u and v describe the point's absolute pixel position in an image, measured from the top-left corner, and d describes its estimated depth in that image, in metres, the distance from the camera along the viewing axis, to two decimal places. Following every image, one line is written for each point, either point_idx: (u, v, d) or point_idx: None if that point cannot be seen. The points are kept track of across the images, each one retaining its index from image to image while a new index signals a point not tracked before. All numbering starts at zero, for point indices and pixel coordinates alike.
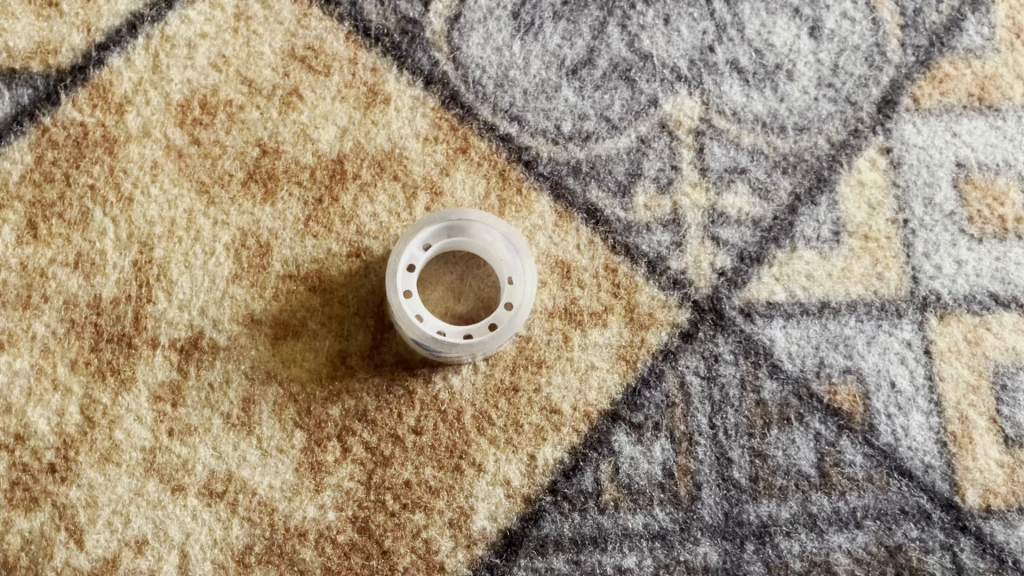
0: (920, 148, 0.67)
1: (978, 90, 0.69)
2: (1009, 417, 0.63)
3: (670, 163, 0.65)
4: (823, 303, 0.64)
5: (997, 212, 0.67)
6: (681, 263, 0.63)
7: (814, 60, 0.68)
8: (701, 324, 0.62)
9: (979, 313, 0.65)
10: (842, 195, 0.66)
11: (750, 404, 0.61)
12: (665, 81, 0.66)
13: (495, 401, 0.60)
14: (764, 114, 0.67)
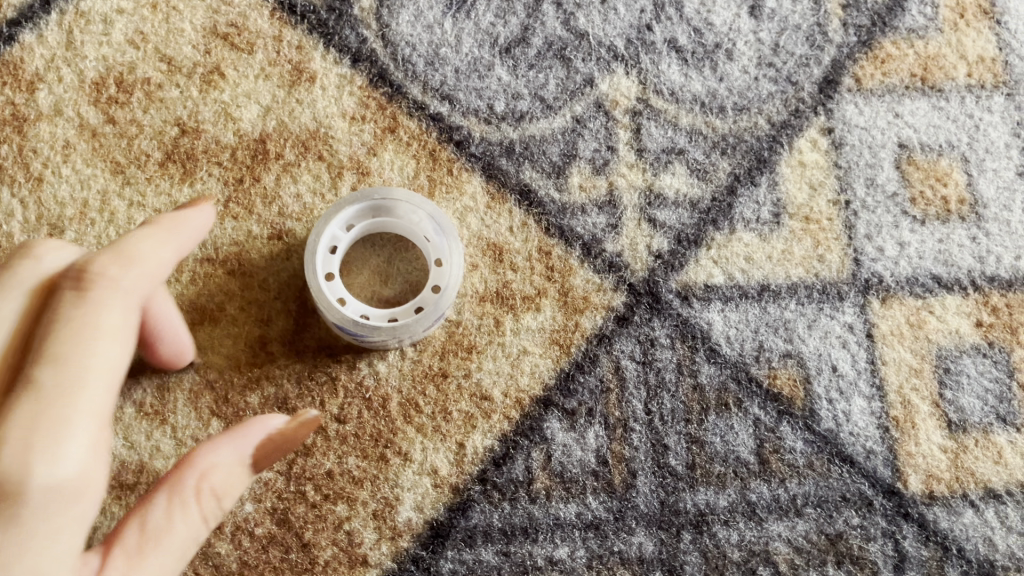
0: (862, 129, 0.66)
1: (921, 70, 0.68)
2: (953, 401, 0.62)
3: (606, 143, 0.63)
4: (763, 286, 0.62)
5: (940, 193, 0.66)
6: (617, 246, 0.61)
7: (754, 40, 0.67)
8: (636, 307, 0.60)
9: (922, 295, 0.64)
10: (783, 176, 0.64)
11: (687, 389, 0.60)
12: (601, 61, 0.65)
13: (422, 388, 0.58)
14: (703, 94, 0.65)
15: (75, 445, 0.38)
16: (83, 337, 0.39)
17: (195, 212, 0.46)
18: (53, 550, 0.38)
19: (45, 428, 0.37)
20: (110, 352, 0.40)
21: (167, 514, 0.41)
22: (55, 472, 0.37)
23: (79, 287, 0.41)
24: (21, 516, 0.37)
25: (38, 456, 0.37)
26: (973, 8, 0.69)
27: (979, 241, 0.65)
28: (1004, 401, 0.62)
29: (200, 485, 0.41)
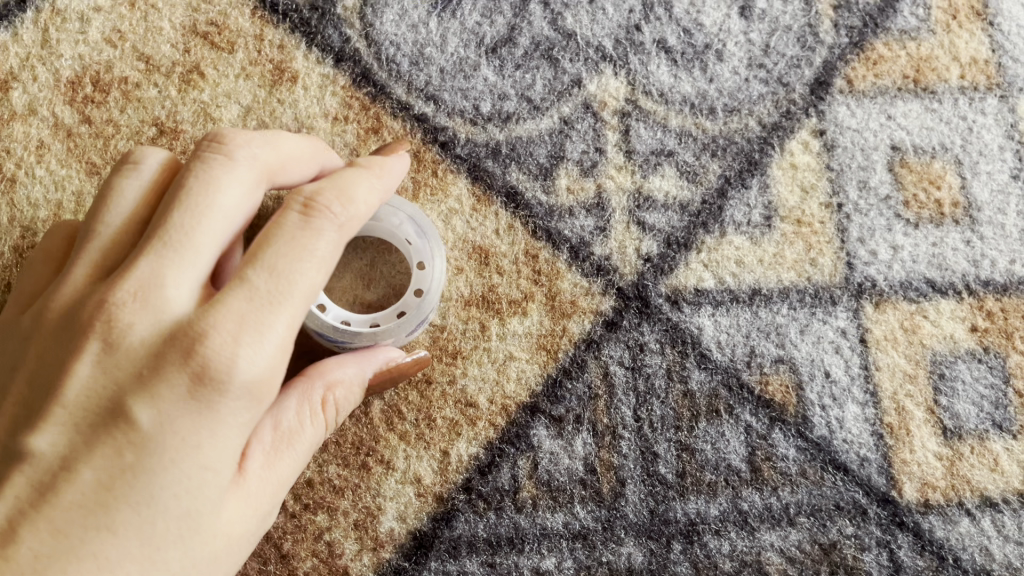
0: (854, 131, 0.65)
1: (914, 72, 0.67)
2: (948, 407, 0.61)
3: (594, 145, 0.62)
4: (754, 290, 0.61)
5: (934, 196, 0.65)
6: (605, 249, 0.60)
7: (745, 40, 0.66)
8: (625, 312, 0.59)
9: (915, 300, 0.62)
10: (774, 178, 0.63)
11: (677, 395, 0.58)
12: (589, 61, 0.64)
13: (406, 394, 0.56)
14: (693, 95, 0.64)
15: (271, 346, 0.41)
16: (295, 254, 0.41)
17: (394, 159, 0.48)
18: (237, 436, 0.41)
19: (250, 331, 0.40)
20: (320, 270, 0.42)
21: (300, 415, 0.46)
22: (257, 373, 0.40)
23: (299, 204, 0.43)
24: (217, 405, 0.40)
25: (241, 354, 0.40)
26: (965, 9, 0.68)
27: (973, 244, 0.64)
28: (1000, 407, 0.61)
29: (328, 396, 0.48)
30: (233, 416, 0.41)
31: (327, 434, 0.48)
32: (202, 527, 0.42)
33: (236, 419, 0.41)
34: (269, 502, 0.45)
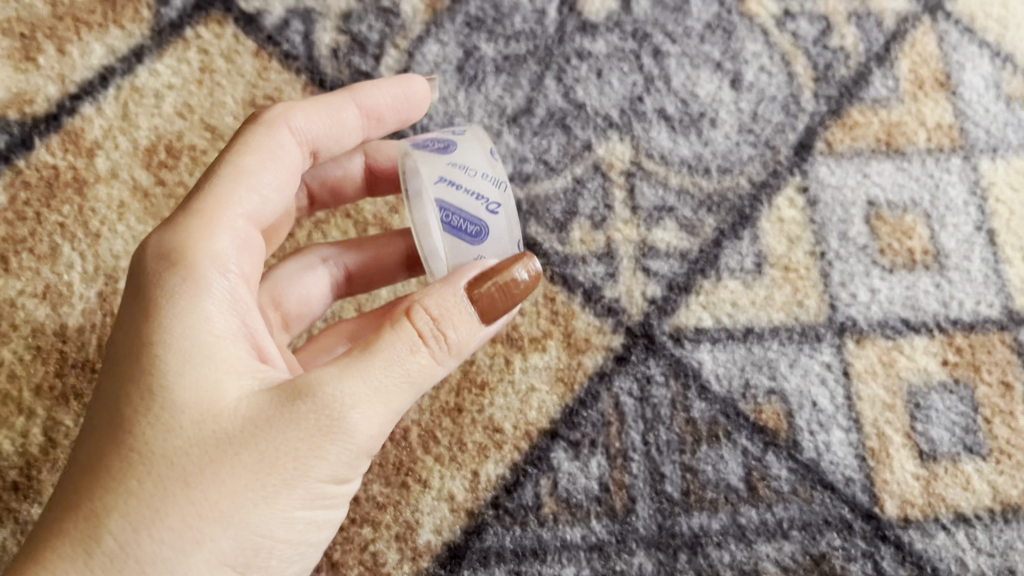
0: (834, 188, 0.73)
1: (886, 136, 0.76)
2: (924, 433, 0.68)
3: (603, 202, 0.70)
4: (747, 328, 0.68)
5: (906, 245, 0.73)
6: (615, 293, 0.68)
7: (735, 109, 0.75)
8: (633, 348, 0.67)
9: (892, 337, 0.70)
10: (763, 230, 0.71)
11: (681, 422, 0.66)
12: (598, 128, 0.72)
13: (440, 420, 0.64)
14: (690, 157, 0.73)
15: (214, 224, 0.47)
16: (235, 157, 0.49)
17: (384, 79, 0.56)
18: (201, 315, 0.45)
19: (195, 216, 0.47)
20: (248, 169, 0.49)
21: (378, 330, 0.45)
22: (191, 241, 0.46)
23: (237, 132, 0.52)
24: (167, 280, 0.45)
25: (187, 232, 0.46)
26: (930, 81, 0.78)
27: (943, 287, 0.72)
28: (970, 432, 0.68)
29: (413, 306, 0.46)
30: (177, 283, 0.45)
31: (421, 336, 0.45)
32: (177, 411, 0.43)
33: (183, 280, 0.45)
34: (310, 405, 0.44)
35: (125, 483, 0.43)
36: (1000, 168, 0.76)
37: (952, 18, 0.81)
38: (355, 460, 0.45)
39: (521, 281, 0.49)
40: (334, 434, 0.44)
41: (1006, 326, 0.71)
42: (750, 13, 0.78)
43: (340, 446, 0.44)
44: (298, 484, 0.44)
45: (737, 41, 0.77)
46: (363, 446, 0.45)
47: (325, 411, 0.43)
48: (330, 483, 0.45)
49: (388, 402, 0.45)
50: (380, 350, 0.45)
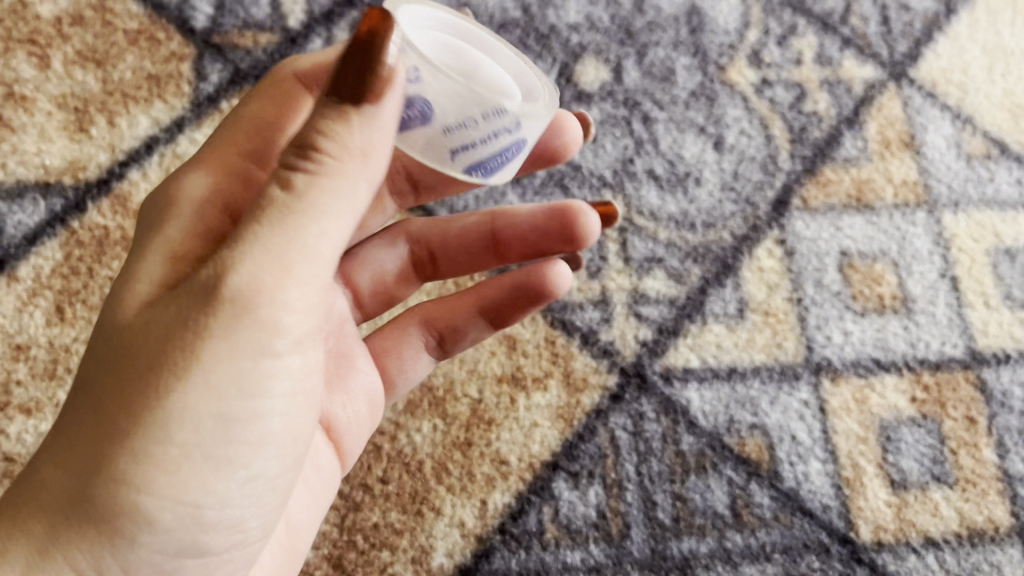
0: (809, 240, 0.80)
1: (856, 192, 0.83)
2: (895, 463, 0.74)
3: (599, 253, 0.77)
4: (731, 368, 0.75)
5: (876, 291, 0.79)
6: (610, 336, 0.75)
7: (718, 169, 0.82)
8: (627, 386, 0.73)
9: (864, 375, 0.76)
10: (745, 278, 0.78)
11: (671, 454, 0.72)
12: (593, 188, 0.80)
13: (451, 454, 0.70)
14: (677, 213, 0.80)
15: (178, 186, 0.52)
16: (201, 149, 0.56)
17: None
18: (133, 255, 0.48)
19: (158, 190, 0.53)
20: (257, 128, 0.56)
21: None
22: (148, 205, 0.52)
23: None
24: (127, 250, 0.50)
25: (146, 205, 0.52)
26: (896, 142, 0.86)
27: (911, 330, 0.78)
28: (938, 462, 0.74)
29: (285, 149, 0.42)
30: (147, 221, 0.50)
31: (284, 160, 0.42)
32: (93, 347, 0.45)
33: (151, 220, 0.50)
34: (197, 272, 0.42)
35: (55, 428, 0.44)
36: (962, 220, 0.83)
37: (915, 85, 0.89)
38: (268, 333, 0.43)
39: (389, 56, 0.41)
40: (220, 303, 0.41)
41: (969, 365, 0.78)
42: (731, 81, 0.86)
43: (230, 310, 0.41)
44: (196, 371, 0.41)
45: (719, 107, 0.84)
46: (267, 312, 0.42)
47: (207, 277, 0.42)
48: (244, 360, 0.42)
49: (274, 246, 0.41)
50: (260, 195, 0.42)
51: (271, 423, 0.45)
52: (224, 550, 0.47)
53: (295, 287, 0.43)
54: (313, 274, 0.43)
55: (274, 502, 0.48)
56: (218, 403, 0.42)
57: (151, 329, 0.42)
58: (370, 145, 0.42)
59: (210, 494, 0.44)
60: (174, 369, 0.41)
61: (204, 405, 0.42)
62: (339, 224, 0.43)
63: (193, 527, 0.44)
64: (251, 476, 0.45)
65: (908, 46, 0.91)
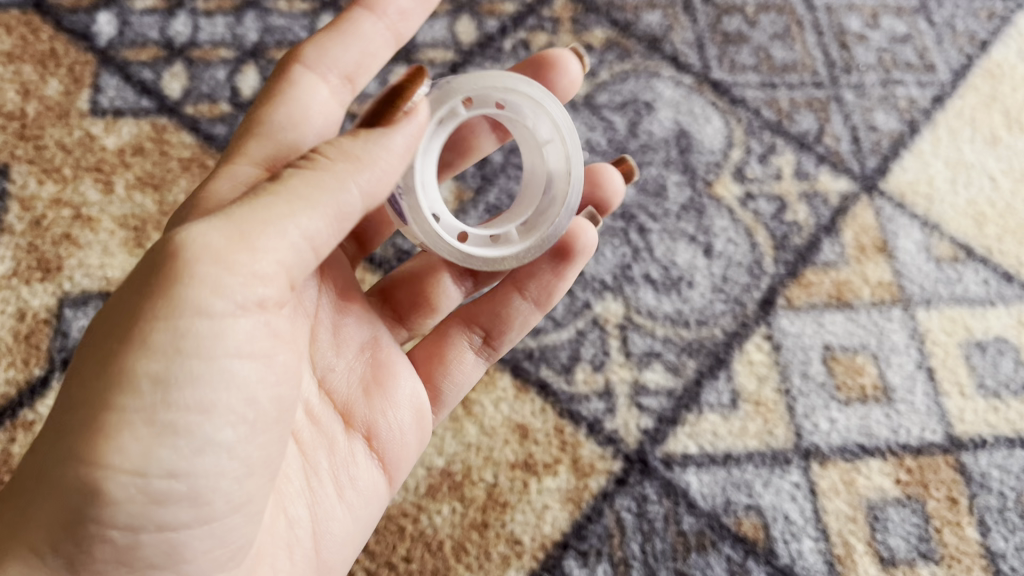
0: (794, 335, 0.88)
1: (836, 292, 0.91)
2: (882, 541, 0.80)
3: (602, 349, 0.85)
4: (726, 454, 0.81)
5: (858, 381, 0.86)
6: (613, 424, 0.82)
7: (708, 273, 0.91)
8: (631, 471, 0.79)
9: (851, 459, 0.82)
10: (736, 371, 0.85)
11: (673, 534, 0.78)
12: (595, 290, 0.88)
13: (469, 534, 0.76)
14: (672, 312, 0.88)
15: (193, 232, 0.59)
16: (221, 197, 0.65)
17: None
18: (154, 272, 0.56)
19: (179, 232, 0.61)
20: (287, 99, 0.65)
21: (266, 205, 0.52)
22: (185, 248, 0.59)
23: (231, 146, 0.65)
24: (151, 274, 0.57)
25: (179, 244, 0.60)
26: (870, 247, 0.95)
27: (892, 417, 0.85)
28: (924, 540, 0.80)
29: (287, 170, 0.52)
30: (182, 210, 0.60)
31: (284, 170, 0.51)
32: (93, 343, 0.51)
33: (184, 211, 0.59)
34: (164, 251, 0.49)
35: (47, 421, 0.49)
36: (934, 316, 0.91)
37: (885, 196, 0.98)
38: (207, 292, 0.47)
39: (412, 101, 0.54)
40: (169, 260, 0.47)
41: (948, 449, 0.84)
42: (717, 195, 0.95)
43: (173, 270, 0.46)
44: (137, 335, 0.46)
45: (708, 218, 0.94)
46: (209, 269, 0.47)
47: (159, 247, 0.48)
48: (180, 325, 0.46)
49: (236, 218, 0.48)
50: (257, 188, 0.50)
51: (224, 386, 0.48)
52: (189, 525, 0.49)
53: (250, 256, 0.48)
54: (274, 249, 0.48)
55: (236, 480, 0.50)
56: (155, 365, 0.46)
57: (114, 306, 0.49)
58: (356, 150, 0.50)
59: (154, 462, 0.46)
60: (120, 332, 0.47)
61: (142, 365, 0.46)
62: (307, 214, 0.49)
63: (147, 499, 0.47)
64: (203, 444, 0.48)
65: (877, 162, 1.01)
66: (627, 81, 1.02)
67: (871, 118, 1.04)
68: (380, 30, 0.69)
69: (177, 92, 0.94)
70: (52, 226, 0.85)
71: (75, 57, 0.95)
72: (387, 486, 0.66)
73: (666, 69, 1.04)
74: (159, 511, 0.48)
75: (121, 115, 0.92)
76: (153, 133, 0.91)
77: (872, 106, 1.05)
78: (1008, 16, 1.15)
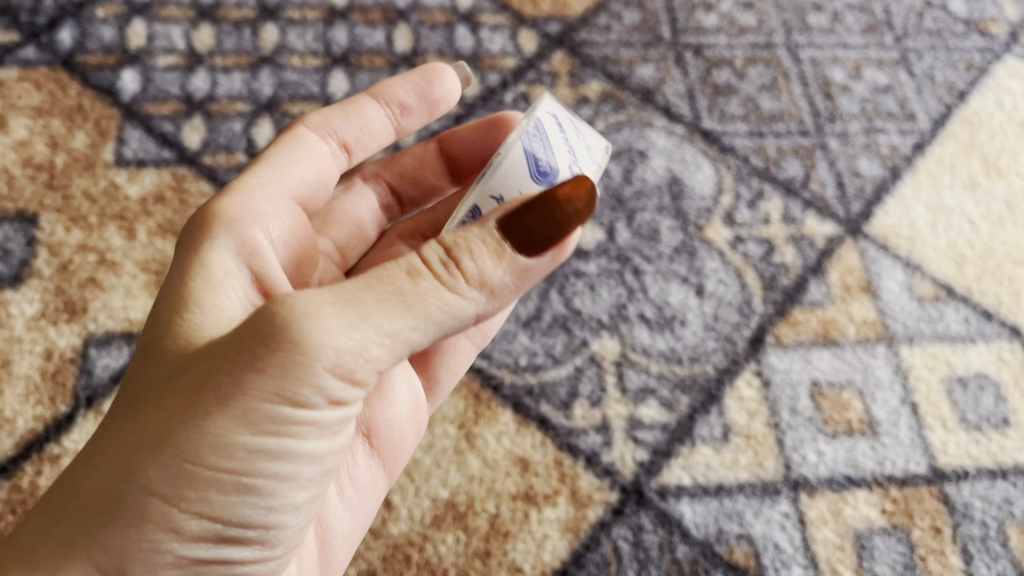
0: (783, 372, 0.92)
1: (823, 330, 0.95)
2: (870, 569, 0.82)
3: (599, 386, 0.89)
4: (718, 485, 0.85)
5: (845, 415, 0.90)
6: (610, 457, 0.85)
7: (700, 312, 0.95)
8: (627, 501, 0.83)
9: (838, 490, 0.86)
10: (727, 406, 0.89)
11: (668, 562, 0.81)
12: (593, 330, 0.93)
13: (472, 562, 0.79)
14: (666, 350, 0.92)
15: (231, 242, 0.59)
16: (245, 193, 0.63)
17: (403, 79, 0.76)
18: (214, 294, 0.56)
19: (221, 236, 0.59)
20: (276, 157, 0.68)
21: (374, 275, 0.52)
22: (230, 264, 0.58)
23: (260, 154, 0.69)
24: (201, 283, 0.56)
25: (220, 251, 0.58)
26: (855, 286, 0.99)
27: (878, 449, 0.89)
28: (910, 568, 0.83)
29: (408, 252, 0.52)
30: (191, 229, 0.60)
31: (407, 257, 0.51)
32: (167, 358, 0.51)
33: (192, 233, 0.59)
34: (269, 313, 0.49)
35: (114, 435, 0.49)
36: (917, 353, 0.95)
37: (870, 238, 1.03)
38: (317, 387, 0.48)
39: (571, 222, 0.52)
40: (287, 347, 0.47)
41: (932, 480, 0.87)
42: (708, 239, 1.00)
43: (290, 360, 0.47)
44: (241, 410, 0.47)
45: (699, 260, 0.99)
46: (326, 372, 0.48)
47: (265, 316, 0.47)
48: (282, 408, 0.48)
49: (360, 317, 0.48)
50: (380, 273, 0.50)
51: (307, 454, 0.52)
52: (248, 562, 0.54)
53: (363, 362, 0.49)
54: (386, 356, 0.49)
55: (295, 526, 0.55)
56: (253, 436, 0.48)
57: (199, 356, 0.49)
58: (493, 282, 0.51)
59: (230, 512, 0.50)
60: (215, 395, 0.47)
61: (239, 436, 0.48)
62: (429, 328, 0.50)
63: (215, 540, 0.51)
64: (279, 502, 0.52)
65: (861, 206, 1.06)
66: (621, 131, 1.07)
67: (855, 165, 1.09)
68: (381, 116, 0.76)
69: (196, 143, 1.00)
70: (78, 269, 0.90)
71: (101, 112, 1.01)
72: (386, 482, 0.71)
73: (659, 119, 1.09)
74: (226, 551, 0.52)
75: (143, 166, 0.97)
76: (173, 182, 0.97)
77: (856, 153, 1.10)
78: (985, 67, 1.20)
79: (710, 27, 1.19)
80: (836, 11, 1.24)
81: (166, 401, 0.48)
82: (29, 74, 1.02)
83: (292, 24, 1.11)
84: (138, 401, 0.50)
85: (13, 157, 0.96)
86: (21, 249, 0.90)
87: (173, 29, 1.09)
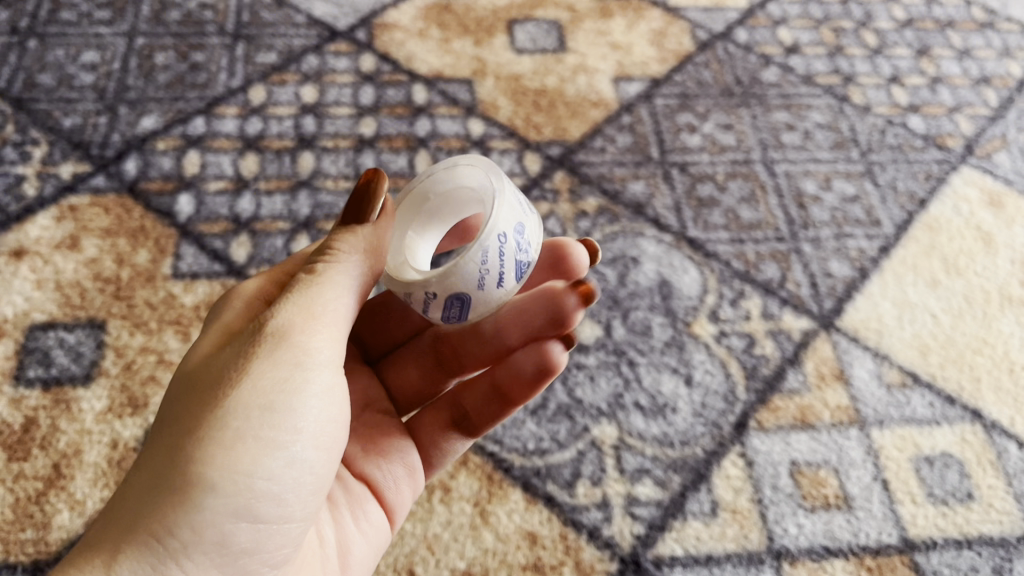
0: (765, 452, 1.03)
1: (801, 415, 1.06)
2: None
3: (599, 467, 1.00)
4: (708, 555, 0.94)
5: (822, 491, 1.00)
6: (610, 531, 0.95)
7: (689, 400, 1.06)
8: (625, 571, 0.93)
9: (817, 560, 0.95)
10: (715, 484, 1.00)
11: None
12: (593, 416, 1.04)
13: None
14: (659, 434, 1.03)
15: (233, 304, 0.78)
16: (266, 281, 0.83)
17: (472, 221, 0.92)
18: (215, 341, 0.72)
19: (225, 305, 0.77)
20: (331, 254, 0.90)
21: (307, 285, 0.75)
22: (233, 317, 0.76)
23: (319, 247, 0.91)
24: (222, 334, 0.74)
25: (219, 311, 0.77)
26: (829, 375, 1.10)
27: (853, 522, 0.98)
28: None
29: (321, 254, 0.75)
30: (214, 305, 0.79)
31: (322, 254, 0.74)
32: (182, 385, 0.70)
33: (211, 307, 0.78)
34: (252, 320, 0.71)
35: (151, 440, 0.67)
36: (887, 434, 1.05)
37: (841, 331, 1.15)
38: (297, 352, 0.69)
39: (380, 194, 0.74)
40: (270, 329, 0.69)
41: (903, 549, 0.97)
42: (695, 334, 1.12)
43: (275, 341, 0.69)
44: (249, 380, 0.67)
45: (688, 353, 1.11)
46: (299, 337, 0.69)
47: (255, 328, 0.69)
48: (281, 368, 0.68)
49: (311, 299, 0.71)
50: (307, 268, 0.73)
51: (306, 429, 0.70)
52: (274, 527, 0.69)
53: (321, 327, 0.71)
54: (334, 321, 0.72)
55: (307, 493, 0.71)
56: (262, 396, 0.67)
57: (204, 373, 0.68)
58: (376, 242, 0.75)
59: (259, 468, 0.66)
60: (228, 383, 0.67)
61: (250, 399, 0.66)
62: (344, 299, 0.73)
63: (247, 495, 0.66)
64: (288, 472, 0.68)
65: (833, 302, 1.18)
66: (616, 240, 1.21)
67: (827, 266, 1.22)
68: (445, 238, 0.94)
69: (243, 257, 1.14)
70: (140, 368, 1.03)
71: (161, 232, 1.15)
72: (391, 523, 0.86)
73: (650, 229, 1.23)
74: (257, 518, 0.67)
75: (197, 278, 1.11)
76: (223, 291, 1.10)
77: (828, 256, 1.23)
78: (943, 177, 1.34)
79: (694, 146, 1.35)
80: (807, 130, 1.39)
81: (189, 398, 0.67)
82: (100, 200, 1.17)
83: (326, 152, 1.27)
84: (167, 416, 0.67)
85: (85, 272, 1.10)
86: (92, 351, 1.03)
87: (222, 158, 1.25)
